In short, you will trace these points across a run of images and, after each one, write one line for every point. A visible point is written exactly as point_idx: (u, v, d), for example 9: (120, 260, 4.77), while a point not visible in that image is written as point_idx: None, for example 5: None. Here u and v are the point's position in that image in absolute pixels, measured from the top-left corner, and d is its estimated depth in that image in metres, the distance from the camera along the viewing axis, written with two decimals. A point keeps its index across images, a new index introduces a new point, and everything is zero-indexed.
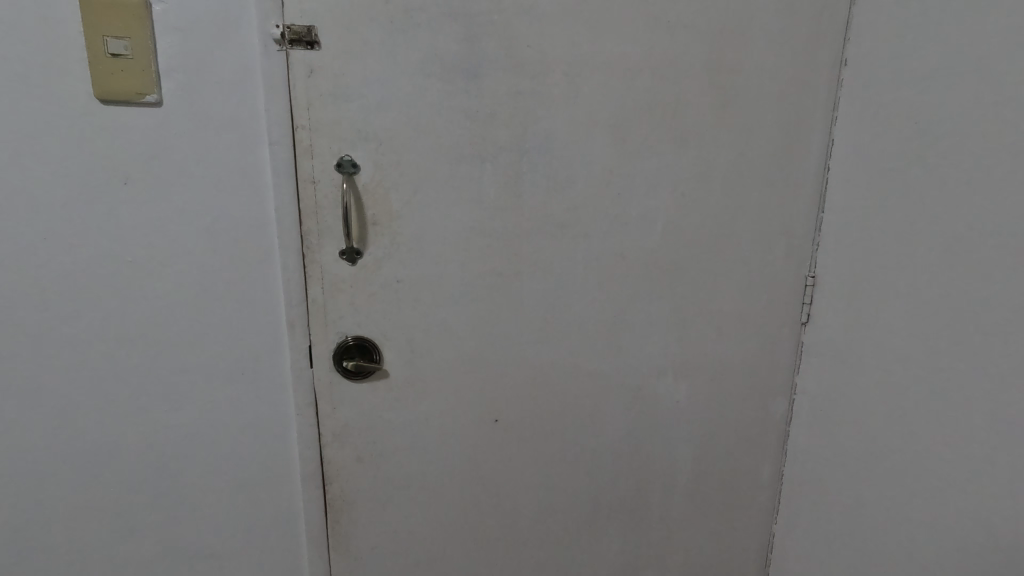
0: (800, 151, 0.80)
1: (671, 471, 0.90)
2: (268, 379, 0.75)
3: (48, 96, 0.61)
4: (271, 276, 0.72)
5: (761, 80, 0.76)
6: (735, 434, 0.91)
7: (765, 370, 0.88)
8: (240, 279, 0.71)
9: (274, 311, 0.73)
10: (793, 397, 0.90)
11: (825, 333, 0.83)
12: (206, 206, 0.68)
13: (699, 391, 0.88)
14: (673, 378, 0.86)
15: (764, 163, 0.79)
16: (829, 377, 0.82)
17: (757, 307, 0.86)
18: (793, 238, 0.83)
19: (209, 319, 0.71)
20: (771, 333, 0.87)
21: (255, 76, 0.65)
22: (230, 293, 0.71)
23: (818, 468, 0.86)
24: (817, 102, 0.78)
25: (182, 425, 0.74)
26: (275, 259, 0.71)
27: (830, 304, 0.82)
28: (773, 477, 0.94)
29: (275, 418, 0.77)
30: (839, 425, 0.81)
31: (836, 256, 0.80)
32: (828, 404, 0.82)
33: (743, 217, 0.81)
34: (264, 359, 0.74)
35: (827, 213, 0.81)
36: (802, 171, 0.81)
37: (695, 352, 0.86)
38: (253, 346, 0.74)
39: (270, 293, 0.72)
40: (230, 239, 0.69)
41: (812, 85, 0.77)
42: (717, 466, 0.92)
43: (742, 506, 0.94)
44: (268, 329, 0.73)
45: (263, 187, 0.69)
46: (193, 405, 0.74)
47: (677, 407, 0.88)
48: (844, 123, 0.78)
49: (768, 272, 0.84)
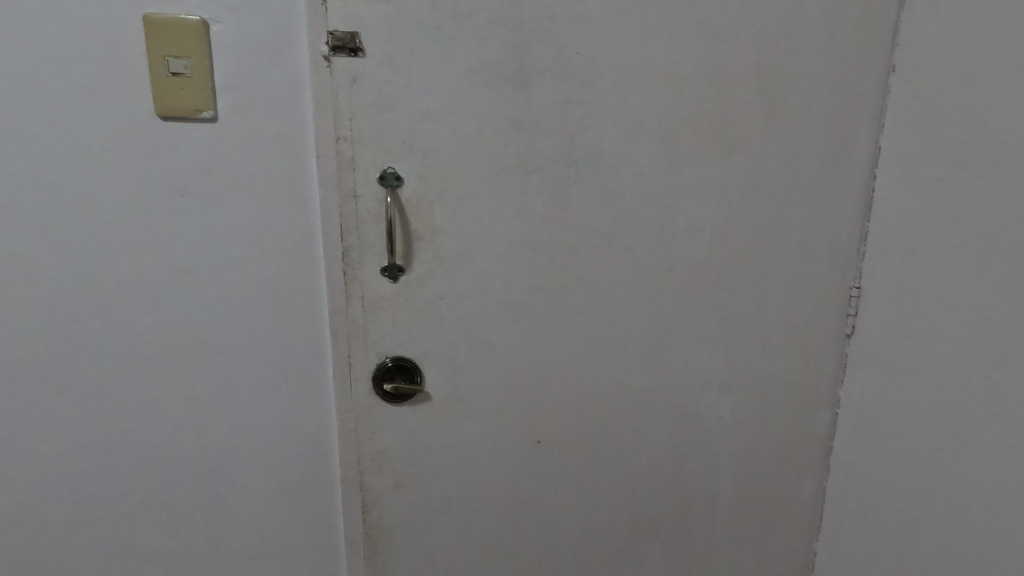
0: (848, 157, 0.77)
1: (715, 490, 0.85)
2: (310, 390, 0.75)
3: (112, 113, 0.64)
4: (316, 286, 0.72)
5: (810, 83, 0.73)
6: (778, 450, 0.86)
7: (812, 385, 0.84)
8: (286, 291, 0.72)
9: (317, 323, 0.73)
10: (839, 411, 0.85)
11: (881, 348, 0.77)
12: (256, 217, 0.69)
13: (745, 408, 0.83)
14: (717, 392, 0.82)
15: (812, 169, 0.76)
16: (885, 393, 0.77)
17: (803, 319, 0.81)
18: (838, 246, 0.79)
19: (254, 329, 0.72)
20: (817, 346, 0.83)
21: (305, 91, 0.67)
22: (276, 303, 0.72)
23: (872, 490, 0.80)
24: (864, 106, 0.75)
25: (225, 437, 0.74)
26: (320, 269, 0.72)
27: (884, 316, 0.77)
28: (816, 494, 0.88)
29: (314, 432, 0.76)
30: (897, 445, 0.75)
31: (890, 266, 0.76)
32: (886, 423, 0.77)
33: (790, 226, 0.78)
34: (307, 370, 0.74)
35: (873, 221, 0.78)
36: (850, 177, 0.77)
37: (741, 367, 0.82)
38: (296, 357, 0.73)
39: (314, 304, 0.72)
40: (278, 250, 0.70)
41: (861, 88, 0.74)
42: (762, 483, 0.87)
43: (784, 525, 0.89)
44: (311, 340, 0.73)
45: (310, 198, 0.70)
46: (236, 417, 0.74)
47: (721, 423, 0.83)
48: (896, 126, 0.74)
49: (813, 283, 0.80)
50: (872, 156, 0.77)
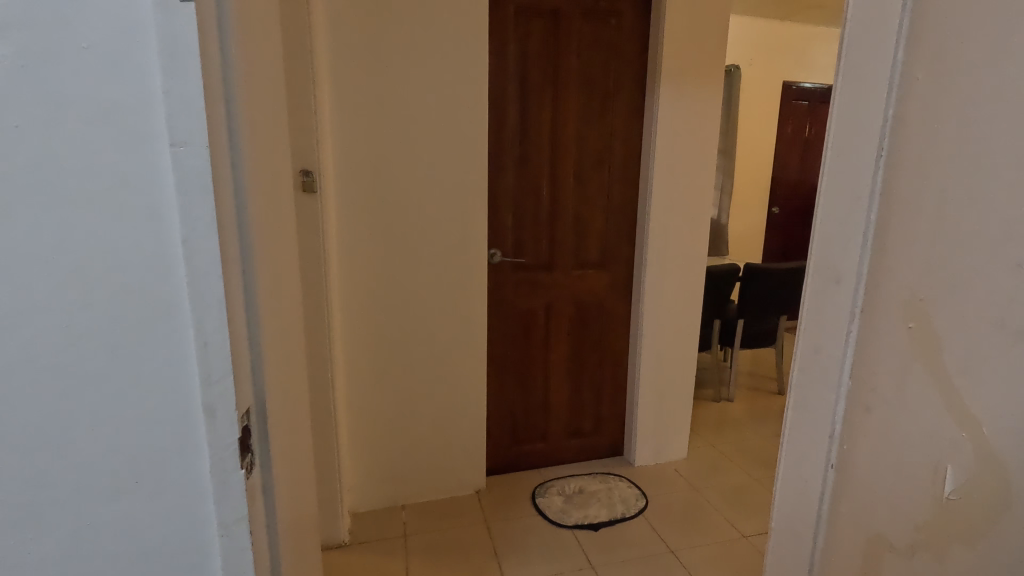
0: (891, 106, 0.58)
1: (805, 512, 0.70)
2: (178, 494, 0.50)
3: None
4: (177, 341, 0.47)
5: (890, 22, 0.57)
6: (806, 470, 0.70)
7: (824, 388, 0.66)
8: (126, 345, 0.46)
9: (182, 394, 0.48)
10: (831, 432, 0.66)
11: (961, 390, 0.54)
12: (74, 238, 0.44)
13: (834, 422, 0.66)
14: (826, 406, 0.66)
15: (878, 116, 0.59)
16: (896, 390, 0.59)
17: (834, 308, 0.64)
18: (868, 210, 0.60)
19: (74, 404, 0.47)
20: (837, 337, 0.64)
21: (141, 38, 0.42)
22: (114, 369, 0.47)
23: (858, 515, 0.65)
24: (914, 39, 0.56)
25: (44, 561, 0.49)
26: (182, 318, 0.47)
27: (968, 341, 0.53)
28: (806, 534, 0.71)
29: (188, 540, 0.52)
30: (915, 458, 0.58)
31: (944, 254, 0.54)
32: (884, 435, 0.61)
33: (849, 195, 0.62)
34: (172, 467, 0.50)
35: (893, 184, 0.58)
36: (883, 129, 0.58)
37: (822, 367, 0.66)
38: (153, 443, 0.49)
39: (174, 364, 0.48)
40: (112, 283, 0.45)
41: (910, 19, 0.56)
42: (797, 505, 0.72)
43: (790, 550, 0.74)
44: (175, 424, 0.49)
45: (163, 209, 0.45)
46: (59, 531, 0.49)
47: (815, 436, 0.68)
48: (920, 66, 0.56)
49: (843, 260, 0.63)
50: (896, 103, 0.57)
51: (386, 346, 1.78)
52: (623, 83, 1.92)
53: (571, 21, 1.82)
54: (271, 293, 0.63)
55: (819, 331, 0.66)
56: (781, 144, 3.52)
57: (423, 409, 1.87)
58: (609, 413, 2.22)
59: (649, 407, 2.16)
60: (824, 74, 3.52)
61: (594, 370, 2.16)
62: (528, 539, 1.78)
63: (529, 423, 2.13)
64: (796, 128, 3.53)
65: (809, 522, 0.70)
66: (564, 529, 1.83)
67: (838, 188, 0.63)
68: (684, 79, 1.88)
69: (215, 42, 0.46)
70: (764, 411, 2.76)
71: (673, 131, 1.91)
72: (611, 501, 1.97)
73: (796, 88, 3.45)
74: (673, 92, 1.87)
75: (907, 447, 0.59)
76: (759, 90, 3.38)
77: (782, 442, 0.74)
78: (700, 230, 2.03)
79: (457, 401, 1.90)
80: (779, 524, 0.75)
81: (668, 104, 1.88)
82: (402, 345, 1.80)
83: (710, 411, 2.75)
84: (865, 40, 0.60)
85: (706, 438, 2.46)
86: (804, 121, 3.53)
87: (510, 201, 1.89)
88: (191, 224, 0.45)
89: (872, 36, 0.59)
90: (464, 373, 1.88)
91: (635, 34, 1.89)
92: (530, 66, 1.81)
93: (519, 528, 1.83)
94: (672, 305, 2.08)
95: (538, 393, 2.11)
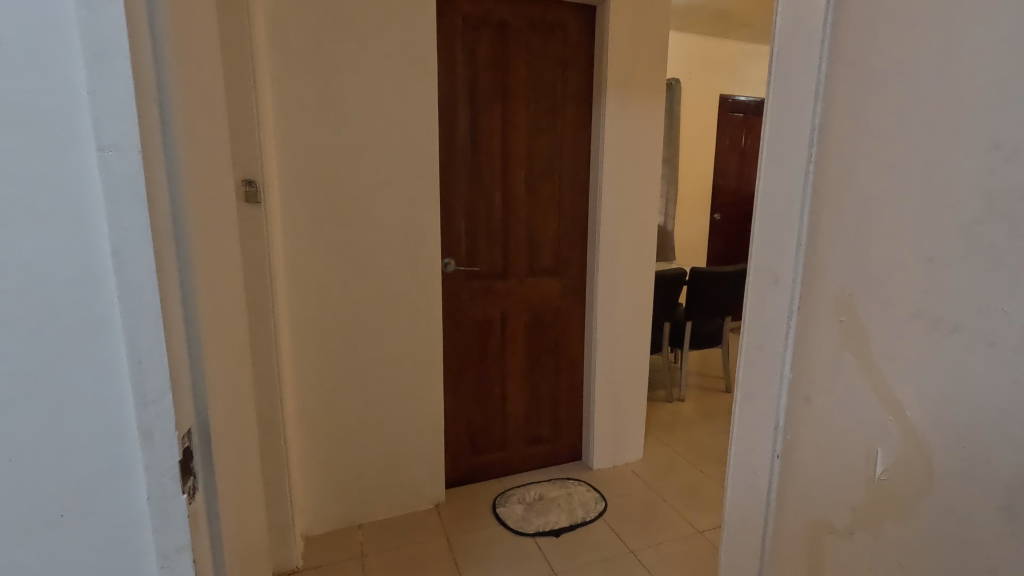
0: (816, 117, 0.62)
1: (755, 501, 0.74)
2: (110, 524, 0.47)
3: None
4: (107, 359, 0.44)
5: (815, 40, 0.62)
6: (756, 460, 0.73)
7: (768, 380, 0.70)
8: (52, 363, 0.43)
9: (113, 415, 0.45)
10: (778, 421, 0.70)
11: (888, 379, 0.56)
12: None
13: (779, 412, 0.70)
14: (771, 396, 0.70)
15: (806, 126, 0.63)
16: (830, 380, 0.63)
17: (776, 304, 0.68)
18: (802, 213, 0.65)
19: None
20: (778, 332, 0.68)
21: (64, 36, 0.39)
22: (37, 390, 0.43)
23: (802, 501, 0.68)
24: (836, 55, 0.60)
25: None
26: (114, 334, 0.44)
27: (886, 333, 0.56)
28: (757, 522, 0.74)
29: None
30: (851, 443, 0.61)
31: (865, 251, 0.58)
32: (824, 423, 0.64)
33: (785, 200, 0.67)
34: (103, 498, 0.46)
35: (821, 188, 0.62)
36: (811, 137, 0.63)
37: (766, 360, 0.71)
38: (84, 470, 0.45)
39: (105, 384, 0.44)
40: (34, 301, 0.42)
41: (832, 38, 0.61)
42: (749, 495, 0.75)
43: (743, 539, 0.77)
44: (107, 450, 0.45)
45: (91, 218, 0.42)
46: None
47: (764, 426, 0.72)
48: (840, 80, 0.60)
49: (781, 258, 0.67)
50: (821, 115, 0.62)
51: (338, 360, 1.73)
52: (570, 95, 1.96)
53: (518, 33, 1.85)
54: (214, 307, 0.60)
55: (761, 326, 0.71)
56: (720, 153, 3.69)
57: (378, 424, 1.82)
58: (566, 419, 2.24)
59: (605, 411, 2.19)
60: (757, 88, 3.72)
61: (551, 376, 2.18)
62: (489, 550, 1.76)
63: (488, 432, 2.12)
64: (732, 138, 3.71)
65: (759, 509, 0.73)
66: (525, 538, 1.83)
67: (775, 193, 0.68)
68: (628, 90, 1.94)
69: (145, 44, 0.43)
70: (715, 410, 2.85)
71: (620, 141, 1.97)
72: (571, 506, 1.99)
73: (732, 101, 3.64)
74: (618, 102, 1.93)
75: (843, 433, 0.62)
76: (698, 102, 3.53)
77: (733, 433, 0.78)
78: (647, 236, 2.09)
79: (414, 415, 1.86)
80: (733, 514, 0.79)
81: (613, 113, 1.93)
82: (355, 358, 1.75)
83: (664, 412, 2.82)
84: (793, 57, 0.65)
85: (660, 438, 2.52)
86: (739, 132, 3.72)
87: (462, 210, 1.89)
88: (121, 234, 0.42)
89: (800, 52, 0.64)
90: (419, 384, 1.85)
91: (581, 47, 1.94)
92: (479, 75, 1.82)
93: (480, 539, 1.81)
94: (624, 309, 2.13)
95: (496, 401, 2.10)
